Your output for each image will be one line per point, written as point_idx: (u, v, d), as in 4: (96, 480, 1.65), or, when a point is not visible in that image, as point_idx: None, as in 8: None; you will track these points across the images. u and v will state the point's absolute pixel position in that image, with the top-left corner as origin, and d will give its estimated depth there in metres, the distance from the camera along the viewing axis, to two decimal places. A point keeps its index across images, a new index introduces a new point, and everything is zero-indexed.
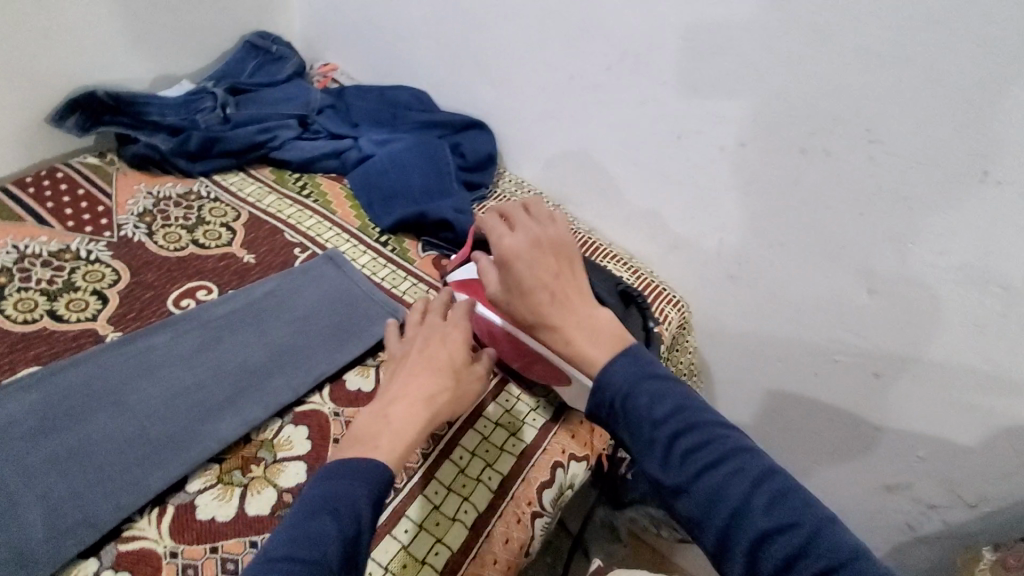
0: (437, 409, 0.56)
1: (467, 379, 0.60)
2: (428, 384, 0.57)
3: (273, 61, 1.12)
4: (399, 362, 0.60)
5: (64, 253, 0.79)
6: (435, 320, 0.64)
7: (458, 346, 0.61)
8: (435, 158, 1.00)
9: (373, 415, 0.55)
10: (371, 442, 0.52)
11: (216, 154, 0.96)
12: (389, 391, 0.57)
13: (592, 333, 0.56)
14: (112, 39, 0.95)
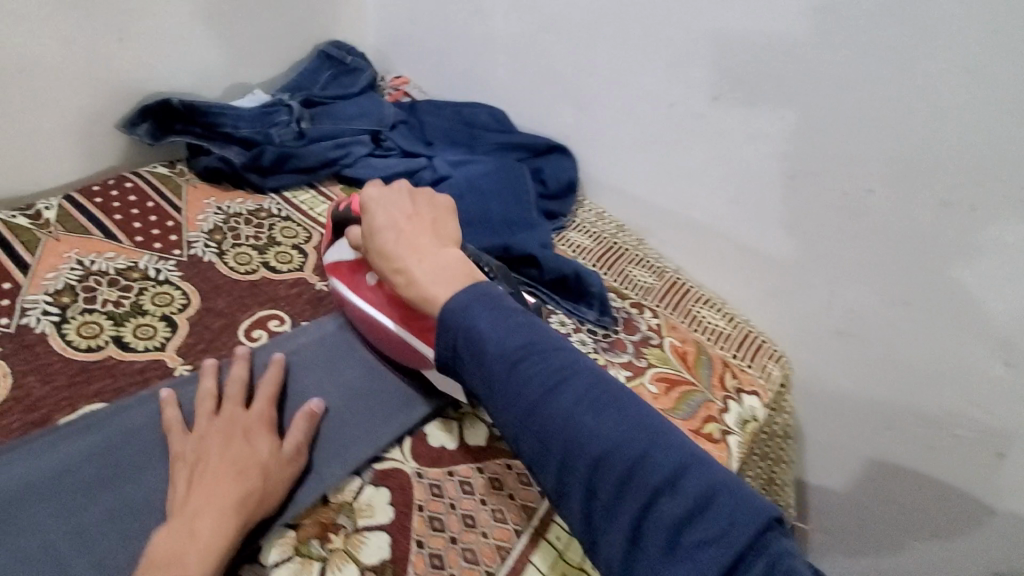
0: (252, 513, 0.50)
1: (279, 472, 0.54)
2: (235, 488, 0.50)
3: (347, 72, 1.07)
4: (186, 464, 0.53)
5: (131, 271, 0.74)
6: (232, 410, 0.57)
7: (260, 442, 0.55)
8: (516, 184, 0.94)
9: (175, 533, 0.48)
10: (181, 561, 0.46)
11: (290, 170, 0.92)
12: (188, 505, 0.49)
13: (445, 278, 0.51)
14: (190, 45, 0.92)
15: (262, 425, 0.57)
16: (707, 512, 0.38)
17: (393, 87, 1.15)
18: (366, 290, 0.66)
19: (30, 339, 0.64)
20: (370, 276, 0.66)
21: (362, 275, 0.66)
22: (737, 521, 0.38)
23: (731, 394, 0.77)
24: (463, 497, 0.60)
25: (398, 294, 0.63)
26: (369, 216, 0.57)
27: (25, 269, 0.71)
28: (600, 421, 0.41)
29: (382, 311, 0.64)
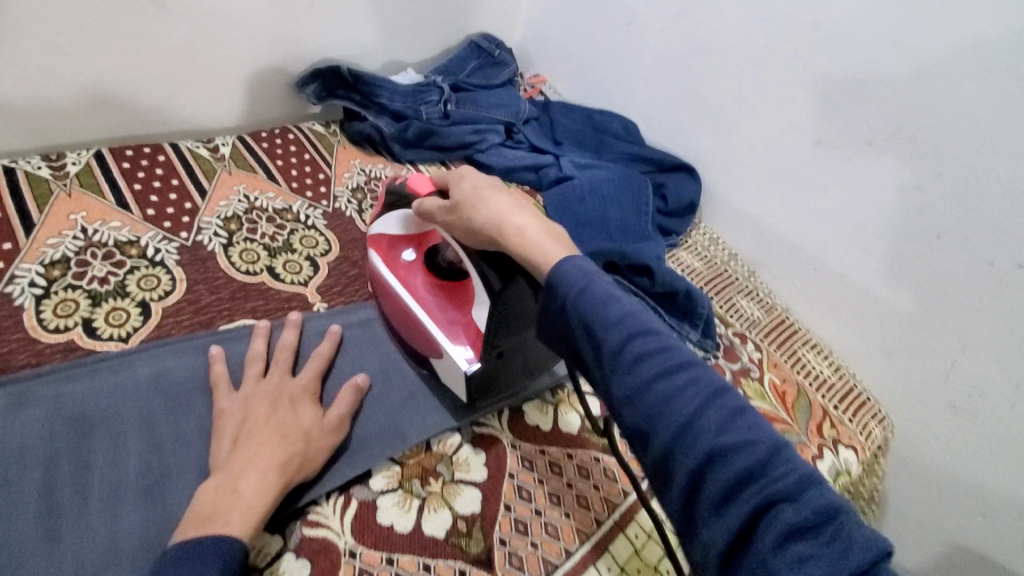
0: (293, 475, 0.52)
1: (322, 441, 0.56)
2: (281, 449, 0.52)
3: (492, 65, 1.13)
4: (234, 425, 0.54)
5: (287, 213, 0.82)
6: (278, 378, 0.59)
7: (305, 411, 0.56)
8: (637, 195, 0.96)
9: (219, 489, 0.49)
10: (221, 518, 0.47)
11: (428, 146, 0.98)
12: (231, 465, 0.51)
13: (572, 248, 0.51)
14: (365, 19, 1.00)
15: (307, 395, 0.59)
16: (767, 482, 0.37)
17: (531, 83, 1.21)
18: (400, 266, 0.70)
19: (201, 254, 0.73)
20: (409, 254, 0.70)
21: (399, 251, 0.71)
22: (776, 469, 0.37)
23: (827, 441, 0.76)
24: (551, 476, 0.63)
25: (437, 280, 0.68)
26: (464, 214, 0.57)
27: (203, 193, 0.80)
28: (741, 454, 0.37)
29: (415, 291, 0.67)
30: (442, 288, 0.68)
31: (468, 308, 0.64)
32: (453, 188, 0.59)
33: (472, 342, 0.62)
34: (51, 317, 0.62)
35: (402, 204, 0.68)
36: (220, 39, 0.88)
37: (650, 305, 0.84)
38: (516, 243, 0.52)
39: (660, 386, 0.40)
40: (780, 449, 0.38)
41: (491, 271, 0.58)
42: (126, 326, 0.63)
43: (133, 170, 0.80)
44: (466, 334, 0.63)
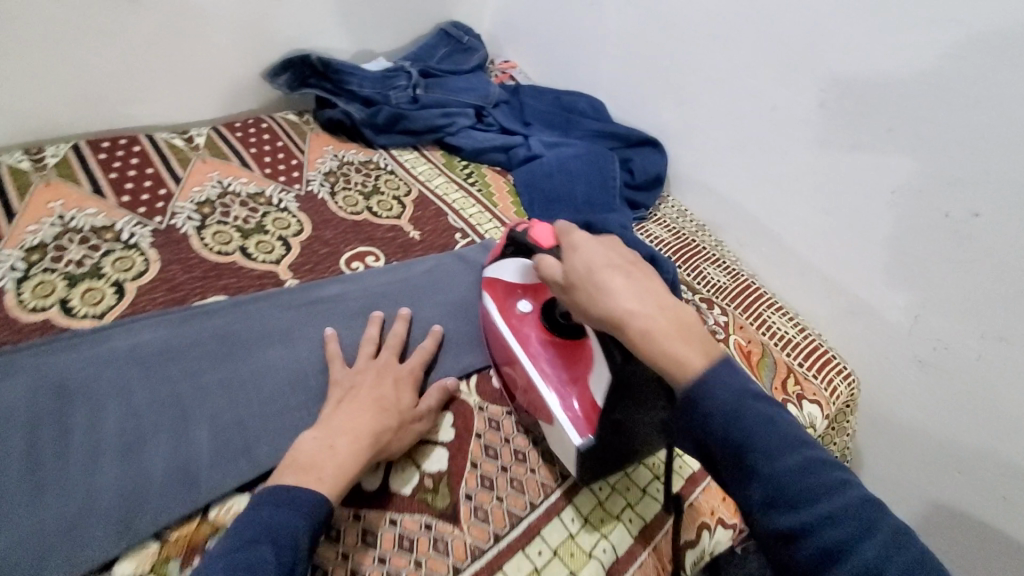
0: (383, 446, 0.55)
1: (411, 422, 0.59)
2: (376, 419, 0.56)
3: (461, 51, 1.16)
4: (339, 390, 0.59)
5: (259, 197, 0.85)
6: (389, 360, 0.63)
7: (405, 391, 0.60)
8: (603, 169, 0.98)
9: (317, 441, 0.53)
10: (314, 473, 0.51)
11: (400, 130, 1.01)
12: (330, 422, 0.55)
13: (682, 328, 0.47)
14: (333, 9, 1.03)
15: (409, 379, 0.62)
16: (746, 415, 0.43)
17: (501, 68, 1.23)
18: (514, 315, 0.67)
19: (176, 236, 0.75)
20: (525, 306, 0.68)
21: (518, 301, 0.69)
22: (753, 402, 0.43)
23: (791, 397, 0.78)
24: (517, 435, 0.66)
25: (551, 336, 0.64)
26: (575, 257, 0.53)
27: (177, 180, 0.83)
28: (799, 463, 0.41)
29: (528, 346, 0.64)
30: (566, 345, 0.64)
31: (585, 371, 0.60)
32: (567, 263, 0.53)
33: (582, 405, 0.58)
34: (30, 297, 0.65)
35: (517, 250, 0.68)
36: (191, 32, 0.91)
37: None
38: (638, 332, 0.48)
39: (724, 393, 0.44)
40: (755, 387, 0.45)
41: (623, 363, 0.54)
42: (103, 304, 0.66)
43: (108, 161, 0.82)
44: (579, 394, 0.59)
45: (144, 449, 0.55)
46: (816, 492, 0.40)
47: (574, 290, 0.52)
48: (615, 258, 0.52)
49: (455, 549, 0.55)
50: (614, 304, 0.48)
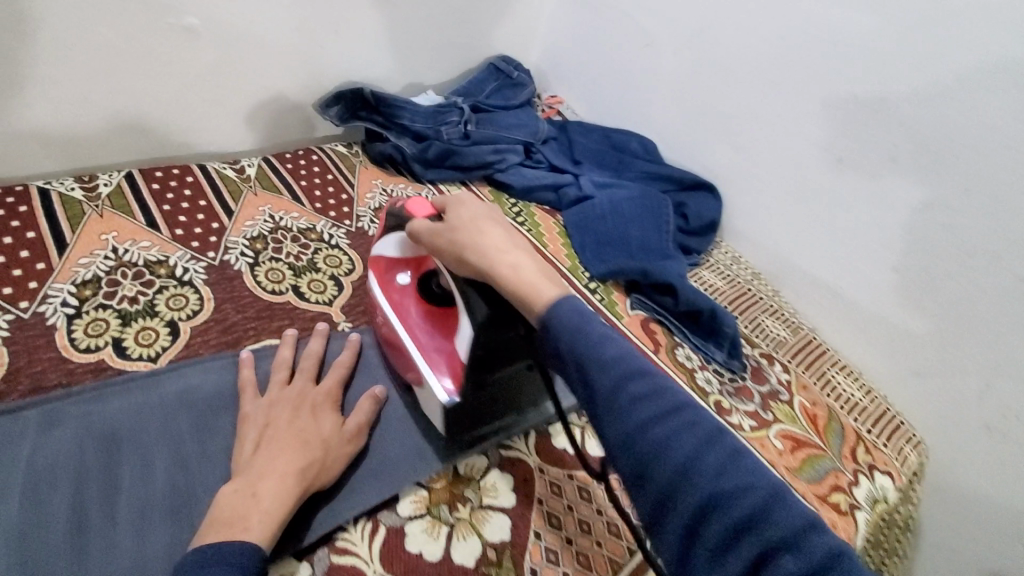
0: (311, 483, 0.52)
1: (340, 449, 0.56)
2: (299, 458, 0.52)
3: (510, 86, 1.15)
4: (255, 429, 0.55)
5: (310, 232, 0.83)
6: (302, 384, 0.61)
7: (325, 419, 0.57)
8: (657, 213, 0.96)
9: (237, 493, 0.49)
10: (242, 523, 0.47)
11: (449, 166, 0.99)
12: (249, 468, 0.52)
13: (520, 271, 0.52)
14: (387, 44, 1.03)
15: (331, 404, 0.60)
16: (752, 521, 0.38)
17: (549, 103, 1.21)
18: (394, 289, 0.67)
19: (229, 273, 0.73)
20: (404, 277, 0.67)
21: (399, 274, 0.68)
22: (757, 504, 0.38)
23: (862, 467, 0.74)
24: (581, 501, 0.62)
25: (426, 305, 0.65)
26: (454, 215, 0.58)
27: (229, 214, 0.82)
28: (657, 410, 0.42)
29: (405, 317, 0.65)
30: (433, 313, 0.65)
31: (449, 333, 0.62)
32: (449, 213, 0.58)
33: (450, 365, 0.60)
34: (82, 336, 0.62)
35: (399, 226, 0.67)
36: (247, 62, 0.91)
37: (674, 325, 0.84)
38: (511, 280, 0.52)
39: (569, 315, 0.46)
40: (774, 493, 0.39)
41: (463, 284, 0.58)
42: (156, 344, 0.64)
43: (161, 192, 0.81)
44: (440, 351, 0.61)
45: (200, 507, 0.52)
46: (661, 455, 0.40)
47: (451, 233, 0.57)
48: (486, 213, 0.58)
49: None
50: (482, 246, 0.54)
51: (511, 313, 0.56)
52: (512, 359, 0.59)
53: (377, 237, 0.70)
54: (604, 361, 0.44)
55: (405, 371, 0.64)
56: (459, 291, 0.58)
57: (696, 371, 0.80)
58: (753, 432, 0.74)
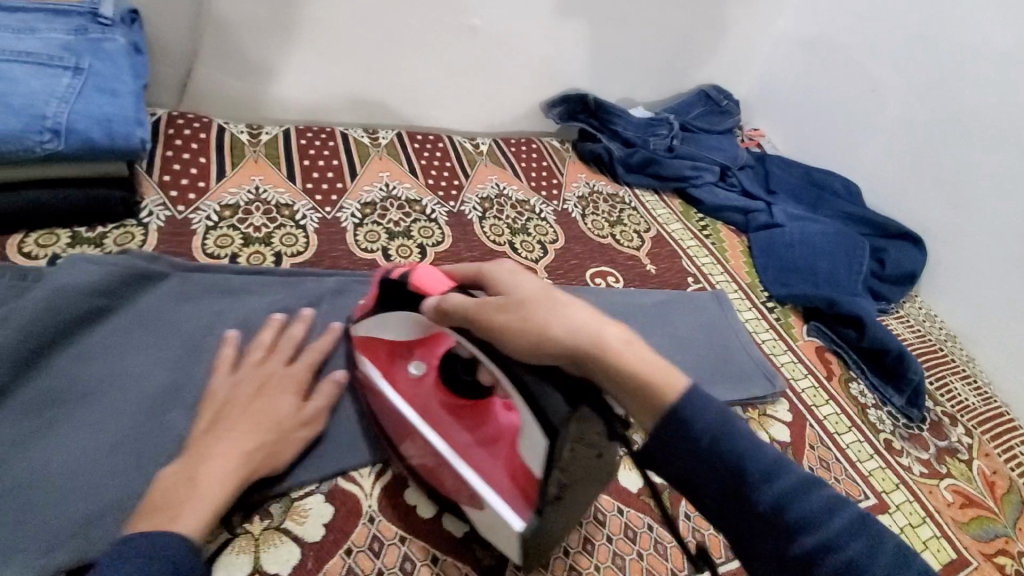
0: (256, 466, 0.50)
1: (294, 433, 0.54)
2: (250, 437, 0.50)
3: (717, 112, 1.22)
4: (213, 405, 0.53)
5: (526, 204, 0.97)
6: (274, 363, 0.58)
7: (284, 400, 0.55)
8: (853, 254, 0.97)
9: (177, 473, 0.47)
10: (172, 511, 0.44)
11: (648, 173, 1.08)
12: (198, 446, 0.50)
13: (597, 334, 0.48)
14: (618, 61, 1.16)
15: (296, 388, 0.56)
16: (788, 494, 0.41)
17: (751, 135, 1.26)
18: (406, 382, 0.58)
19: (464, 221, 0.90)
20: (414, 366, 0.58)
21: (406, 360, 0.59)
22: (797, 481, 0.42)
23: None
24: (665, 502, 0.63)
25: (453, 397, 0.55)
26: (510, 293, 0.52)
27: (466, 176, 0.99)
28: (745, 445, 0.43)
29: (434, 422, 0.54)
30: (471, 404, 0.55)
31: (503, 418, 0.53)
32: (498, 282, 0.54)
33: (513, 473, 0.49)
34: (364, 241, 0.81)
35: (396, 302, 0.57)
36: (507, 58, 1.07)
37: (853, 359, 0.85)
38: (588, 339, 0.48)
39: (618, 349, 0.48)
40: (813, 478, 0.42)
41: (531, 379, 0.48)
42: (410, 258, 0.81)
43: (420, 150, 1.01)
44: (506, 461, 0.50)
45: None
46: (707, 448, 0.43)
47: (519, 308, 0.50)
48: (555, 286, 0.53)
49: (673, 558, 0.59)
50: (545, 334, 0.48)
51: (574, 389, 0.48)
52: (579, 445, 0.46)
53: (361, 310, 0.61)
54: (643, 367, 0.46)
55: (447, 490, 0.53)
56: (513, 383, 0.49)
57: (868, 407, 0.81)
58: (923, 477, 0.74)
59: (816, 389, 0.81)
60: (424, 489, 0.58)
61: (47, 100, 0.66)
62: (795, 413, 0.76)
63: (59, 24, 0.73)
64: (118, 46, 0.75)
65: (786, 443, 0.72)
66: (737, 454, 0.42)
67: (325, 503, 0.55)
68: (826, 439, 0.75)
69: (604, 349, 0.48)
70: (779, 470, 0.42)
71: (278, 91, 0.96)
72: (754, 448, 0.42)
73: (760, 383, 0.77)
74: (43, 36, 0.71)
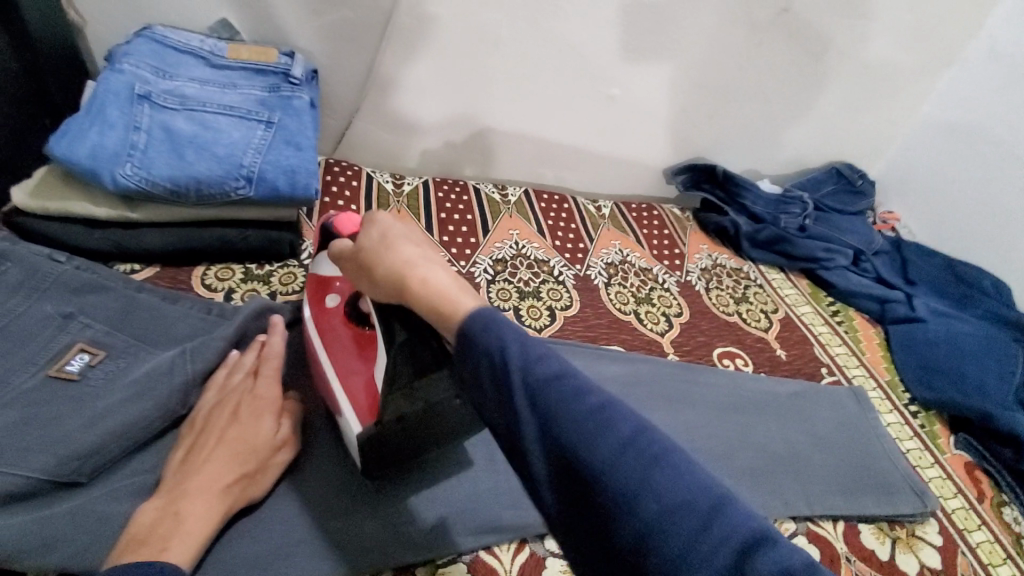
0: (236, 500, 0.50)
1: (269, 457, 0.54)
2: (227, 472, 0.50)
3: (849, 191, 1.18)
4: (193, 433, 0.53)
5: (649, 273, 0.96)
6: (249, 383, 0.56)
7: (256, 426, 0.53)
8: (1003, 361, 0.91)
9: (161, 510, 0.47)
10: (160, 543, 0.45)
11: (774, 250, 1.05)
12: (175, 480, 0.49)
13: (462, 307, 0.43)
14: (750, 134, 1.14)
15: (272, 409, 0.56)
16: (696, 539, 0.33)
17: (884, 217, 1.22)
18: (327, 318, 0.64)
19: (590, 286, 0.90)
20: (330, 300, 0.64)
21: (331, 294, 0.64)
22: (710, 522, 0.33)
23: None
24: None
25: (369, 345, 0.59)
26: (382, 248, 0.49)
27: (591, 239, 1.00)
28: (672, 484, 0.35)
29: (331, 349, 0.61)
30: (370, 348, 0.59)
31: (375, 363, 0.57)
32: (375, 239, 0.50)
33: (369, 395, 0.56)
34: (496, 299, 0.83)
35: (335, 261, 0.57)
36: (638, 125, 1.08)
37: (1006, 482, 0.78)
38: (457, 318, 0.42)
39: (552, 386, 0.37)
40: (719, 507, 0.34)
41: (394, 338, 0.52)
42: (540, 320, 0.82)
43: (546, 210, 1.03)
44: (371, 389, 0.56)
45: None
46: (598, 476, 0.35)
47: (407, 283, 0.46)
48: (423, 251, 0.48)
49: None
50: (389, 278, 0.47)
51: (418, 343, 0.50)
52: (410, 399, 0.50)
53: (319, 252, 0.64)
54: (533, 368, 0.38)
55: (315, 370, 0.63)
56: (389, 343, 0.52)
57: (1022, 536, 0.75)
58: None
59: (966, 511, 0.74)
60: (561, 574, 0.56)
61: (245, 151, 0.73)
62: (945, 536, 0.70)
63: (257, 81, 0.81)
64: (303, 102, 0.82)
65: (938, 570, 0.66)
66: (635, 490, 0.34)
67: (467, 574, 0.54)
68: (977, 568, 0.69)
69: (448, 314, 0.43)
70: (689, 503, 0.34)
71: (418, 147, 1.03)
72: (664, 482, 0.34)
73: (909, 499, 0.71)
74: (242, 91, 0.79)
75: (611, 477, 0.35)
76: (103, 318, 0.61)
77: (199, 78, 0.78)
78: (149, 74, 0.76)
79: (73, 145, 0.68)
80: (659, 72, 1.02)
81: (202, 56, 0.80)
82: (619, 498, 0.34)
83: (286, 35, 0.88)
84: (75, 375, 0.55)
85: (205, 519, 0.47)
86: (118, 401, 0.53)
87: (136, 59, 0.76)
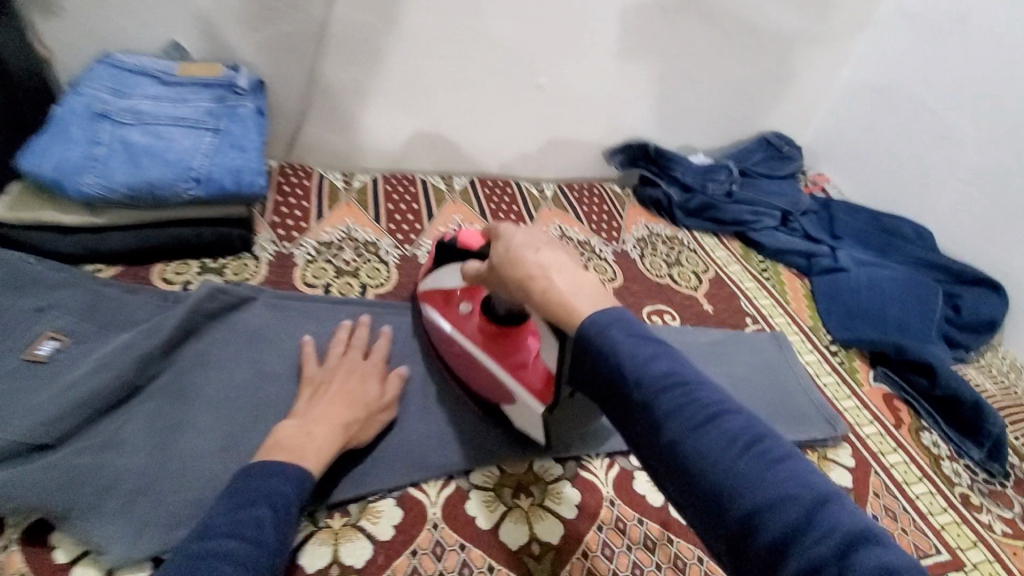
0: (350, 437, 0.60)
1: (377, 415, 0.64)
2: (347, 411, 0.61)
3: (779, 158, 1.25)
4: (315, 383, 0.65)
5: (587, 245, 1.03)
6: (353, 356, 0.69)
7: (370, 386, 0.65)
8: (925, 300, 0.94)
9: (294, 429, 0.57)
10: (297, 453, 0.55)
11: (706, 217, 1.12)
12: (306, 413, 0.60)
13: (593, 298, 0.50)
14: (680, 112, 1.22)
15: (376, 374, 0.68)
16: (799, 535, 0.37)
17: (815, 180, 1.29)
18: (465, 324, 0.71)
19: None
20: (465, 305, 0.73)
21: (458, 303, 0.73)
22: (823, 521, 0.37)
23: None
24: (614, 527, 0.64)
25: (496, 330, 0.69)
26: (501, 242, 0.57)
27: (532, 219, 1.07)
28: (773, 483, 0.39)
29: (460, 330, 0.71)
30: (508, 335, 0.69)
31: (527, 344, 0.68)
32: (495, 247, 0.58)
33: (522, 363, 0.66)
34: None
35: (450, 258, 0.72)
36: (573, 111, 1.16)
37: (926, 409, 0.82)
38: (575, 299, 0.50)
39: (678, 398, 0.43)
40: (823, 500, 0.38)
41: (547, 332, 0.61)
42: None
43: (490, 196, 1.10)
44: (520, 360, 0.67)
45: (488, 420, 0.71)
46: (705, 469, 0.40)
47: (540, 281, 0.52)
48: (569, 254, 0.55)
49: None
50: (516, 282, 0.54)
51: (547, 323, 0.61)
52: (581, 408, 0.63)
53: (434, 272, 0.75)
54: (650, 378, 0.44)
55: (433, 344, 0.75)
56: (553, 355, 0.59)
57: (943, 458, 0.77)
58: (1006, 537, 0.71)
59: (882, 435, 0.78)
60: (484, 501, 0.63)
61: (194, 155, 0.81)
62: (858, 458, 0.74)
63: (205, 94, 0.89)
64: (248, 110, 0.90)
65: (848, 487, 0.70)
66: (746, 489, 0.39)
67: (396, 506, 0.61)
68: (892, 487, 0.72)
69: (549, 290, 0.51)
70: (798, 502, 0.38)
71: (366, 146, 1.11)
72: (766, 482, 0.38)
73: (819, 425, 0.76)
74: (193, 104, 0.87)
75: (737, 484, 0.39)
76: (68, 309, 0.68)
77: (151, 95, 0.86)
78: (106, 94, 0.83)
79: (37, 160, 0.75)
80: (584, 58, 1.09)
81: (154, 75, 0.88)
82: (727, 488, 0.40)
83: (231, 52, 0.96)
84: (43, 357, 0.62)
85: (330, 440, 0.57)
86: (81, 375, 0.60)
87: (96, 82, 0.83)
